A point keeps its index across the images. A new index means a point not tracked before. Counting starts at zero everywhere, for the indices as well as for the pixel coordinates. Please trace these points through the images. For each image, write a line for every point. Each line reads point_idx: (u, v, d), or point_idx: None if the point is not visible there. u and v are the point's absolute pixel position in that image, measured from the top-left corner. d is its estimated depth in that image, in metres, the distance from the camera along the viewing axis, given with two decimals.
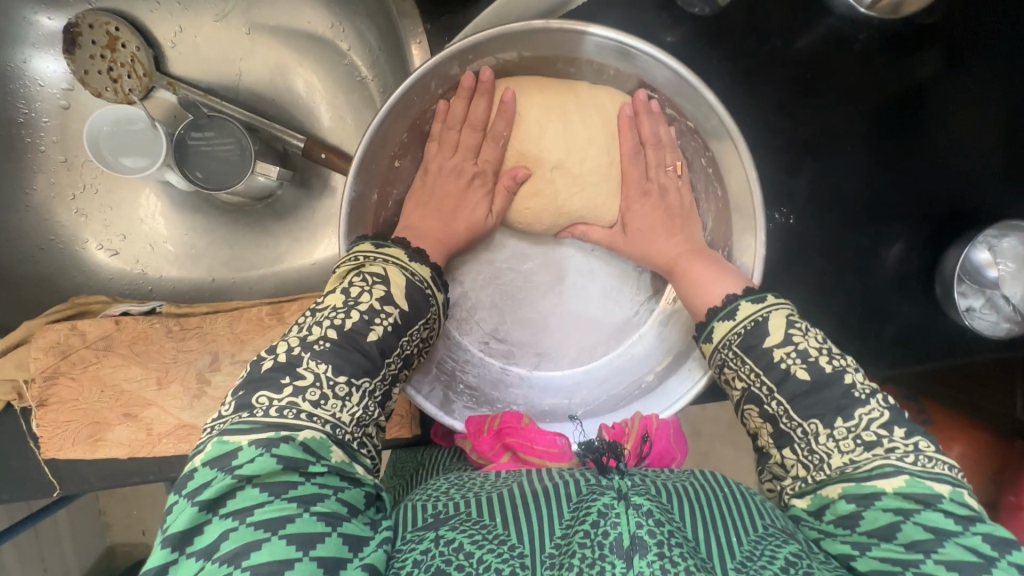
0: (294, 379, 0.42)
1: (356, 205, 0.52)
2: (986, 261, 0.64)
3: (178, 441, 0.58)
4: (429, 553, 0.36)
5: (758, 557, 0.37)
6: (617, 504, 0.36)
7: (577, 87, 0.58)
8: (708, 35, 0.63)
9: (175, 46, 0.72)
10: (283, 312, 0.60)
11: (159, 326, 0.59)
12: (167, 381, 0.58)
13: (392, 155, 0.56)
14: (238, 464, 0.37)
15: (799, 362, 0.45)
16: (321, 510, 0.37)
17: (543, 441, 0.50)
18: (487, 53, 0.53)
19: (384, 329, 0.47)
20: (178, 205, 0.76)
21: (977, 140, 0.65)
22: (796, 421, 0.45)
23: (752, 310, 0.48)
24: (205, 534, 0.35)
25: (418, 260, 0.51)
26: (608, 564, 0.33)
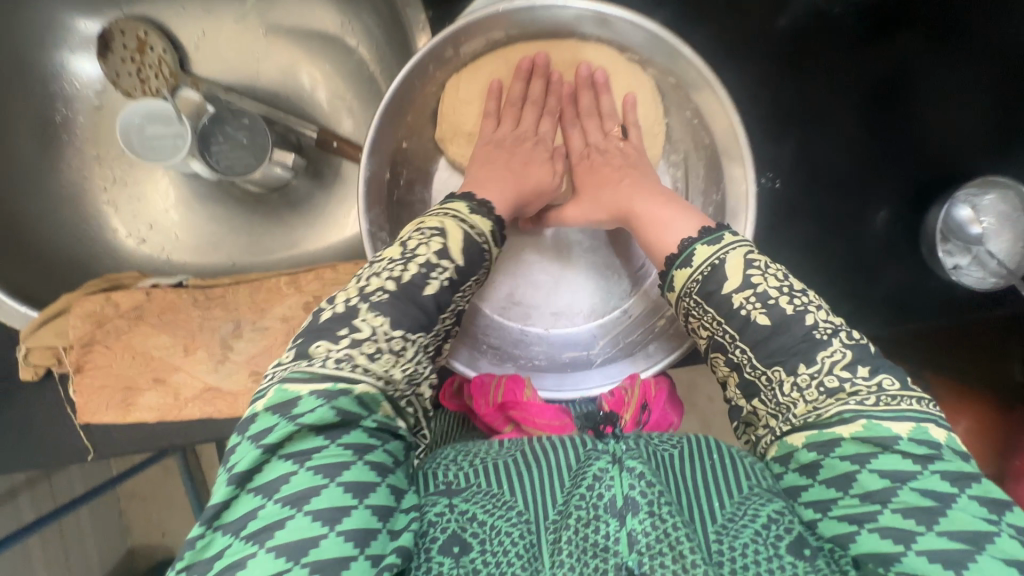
0: (351, 331, 0.43)
1: (371, 184, 0.56)
2: (968, 217, 0.66)
3: (204, 404, 0.62)
4: (444, 517, 0.41)
5: (740, 518, 0.42)
6: (612, 467, 0.41)
7: (559, 45, 0.63)
8: (689, 13, 0.67)
9: (198, 48, 0.78)
10: (300, 281, 0.64)
11: (186, 297, 0.63)
12: (193, 347, 0.62)
13: (400, 137, 0.60)
14: (299, 413, 0.39)
15: (759, 306, 0.47)
16: (373, 459, 0.40)
17: (545, 416, 0.58)
18: (478, 33, 0.58)
19: (442, 282, 0.48)
20: (202, 193, 0.81)
21: (960, 108, 0.67)
22: (759, 368, 0.47)
23: (707, 254, 0.50)
24: (265, 473, 0.38)
25: (478, 216, 0.53)
26: (602, 522, 0.39)
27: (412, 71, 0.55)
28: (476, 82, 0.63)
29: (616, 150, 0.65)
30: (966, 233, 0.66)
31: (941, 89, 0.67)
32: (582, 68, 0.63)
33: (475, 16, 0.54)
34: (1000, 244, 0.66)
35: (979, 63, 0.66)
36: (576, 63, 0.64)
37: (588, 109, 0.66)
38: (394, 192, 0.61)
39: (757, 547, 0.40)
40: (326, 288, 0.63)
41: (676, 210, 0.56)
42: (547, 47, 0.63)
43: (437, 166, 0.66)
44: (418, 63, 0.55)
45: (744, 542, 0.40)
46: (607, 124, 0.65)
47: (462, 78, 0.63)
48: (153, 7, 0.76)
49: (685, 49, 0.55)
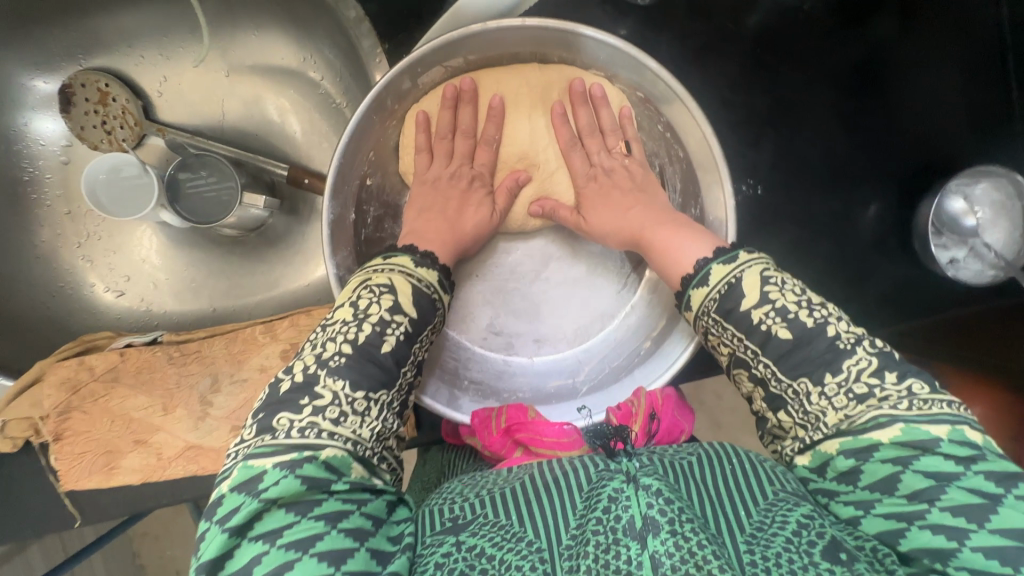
0: (313, 399, 0.44)
1: (336, 226, 0.55)
2: (962, 210, 0.63)
3: (188, 462, 0.61)
4: (452, 557, 0.40)
5: (769, 526, 0.39)
6: (628, 486, 0.38)
7: (525, 70, 0.60)
8: (654, 22, 0.64)
9: (162, 94, 0.77)
10: (275, 329, 0.62)
11: (160, 354, 0.62)
12: (172, 406, 0.61)
13: (362, 173, 0.58)
14: (264, 487, 0.40)
15: (779, 321, 0.45)
16: (348, 525, 0.40)
17: (551, 433, 0.53)
18: (435, 63, 0.56)
19: (397, 339, 0.48)
20: (176, 240, 0.80)
21: (945, 95, 0.64)
22: (785, 382, 0.45)
23: (723, 272, 0.48)
24: (236, 557, 0.39)
25: (425, 264, 0.53)
26: (623, 547, 0.35)
27: (372, 103, 0.53)
28: (441, 109, 0.60)
29: (587, 173, 0.62)
30: (958, 224, 0.63)
31: (923, 68, 0.65)
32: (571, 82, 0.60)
33: (430, 45, 0.52)
34: (999, 234, 0.63)
35: (944, 41, 0.65)
36: (548, 88, 0.61)
37: (588, 127, 0.62)
38: (361, 231, 0.60)
39: (792, 556, 0.37)
40: (301, 334, 0.61)
41: (669, 246, 0.54)
42: (511, 72, 0.60)
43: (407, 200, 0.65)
44: (377, 97, 0.53)
45: (776, 551, 0.37)
46: (610, 139, 0.62)
47: (426, 110, 0.60)
48: (111, 58, 0.75)
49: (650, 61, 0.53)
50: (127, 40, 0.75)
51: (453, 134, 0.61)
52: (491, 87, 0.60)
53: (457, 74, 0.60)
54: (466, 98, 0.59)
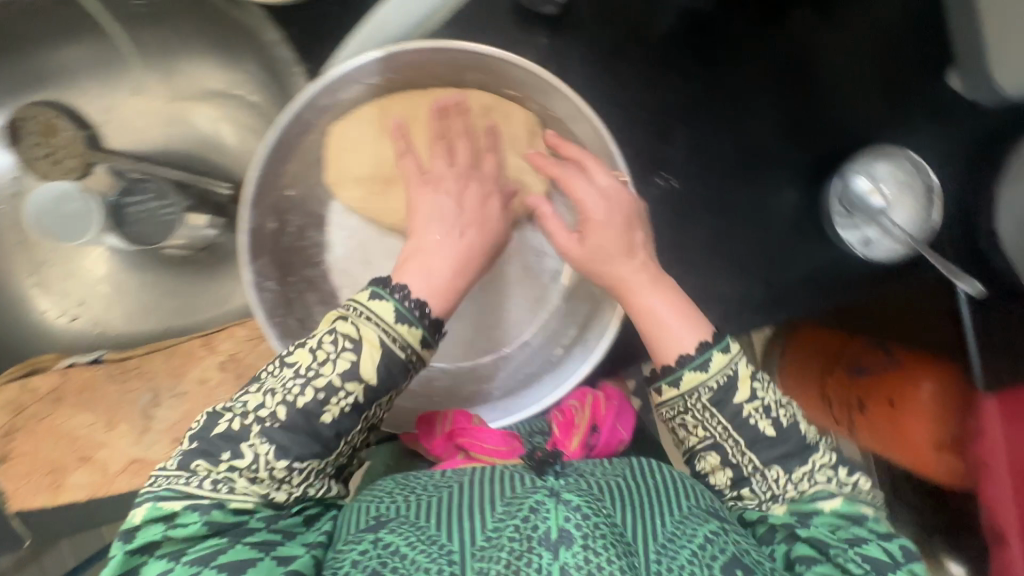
0: (233, 456, 0.45)
1: (255, 237, 0.59)
2: (867, 189, 0.67)
3: (131, 476, 0.62)
4: (366, 555, 0.42)
5: (679, 537, 0.44)
6: (549, 499, 0.42)
7: (443, 91, 0.62)
8: (563, 27, 0.67)
9: (106, 122, 0.79)
10: (213, 342, 0.64)
11: (102, 372, 0.64)
12: (115, 422, 0.63)
13: (283, 184, 0.62)
14: (170, 521, 0.43)
15: (764, 417, 0.49)
16: (254, 539, 0.44)
17: (492, 440, 0.58)
18: (351, 82, 0.59)
19: (340, 409, 0.47)
20: (127, 263, 0.82)
21: (835, 90, 0.69)
22: (758, 467, 0.50)
23: (724, 361, 0.49)
24: (143, 573, 0.43)
25: (402, 326, 0.49)
26: (535, 555, 0.39)
27: (290, 123, 0.58)
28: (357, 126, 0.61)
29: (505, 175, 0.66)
30: (863, 203, 0.67)
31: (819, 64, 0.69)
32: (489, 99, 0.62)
33: (346, 67, 0.56)
34: (900, 213, 0.67)
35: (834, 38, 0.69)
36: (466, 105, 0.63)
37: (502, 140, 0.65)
38: (281, 240, 0.63)
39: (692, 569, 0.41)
40: (237, 345, 0.64)
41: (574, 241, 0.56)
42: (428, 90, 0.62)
43: (331, 211, 0.64)
44: (294, 117, 0.57)
45: (680, 563, 0.41)
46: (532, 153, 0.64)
47: (342, 130, 0.62)
48: (53, 91, 0.78)
49: (541, 69, 0.57)
50: (67, 73, 0.77)
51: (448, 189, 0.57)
52: (402, 106, 0.62)
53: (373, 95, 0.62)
54: (378, 116, 0.61)
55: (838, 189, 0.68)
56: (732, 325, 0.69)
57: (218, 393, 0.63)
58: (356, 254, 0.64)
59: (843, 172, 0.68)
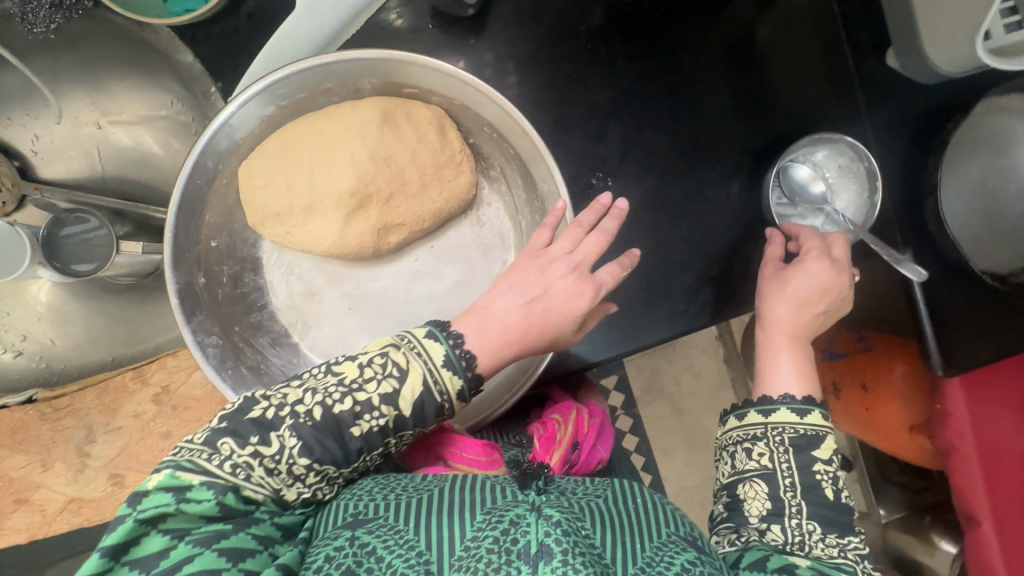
0: (261, 442, 0.45)
1: (185, 292, 0.56)
2: (808, 176, 0.66)
3: (71, 515, 0.61)
4: (342, 552, 0.42)
5: (657, 562, 0.44)
6: (530, 514, 0.41)
7: (348, 109, 0.58)
8: (483, 30, 0.65)
9: (36, 153, 0.78)
10: (145, 374, 0.63)
11: (32, 412, 0.62)
12: (51, 462, 0.61)
13: (204, 234, 0.59)
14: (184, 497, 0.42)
15: (830, 483, 0.55)
16: (258, 532, 0.43)
17: (473, 451, 0.57)
18: (252, 115, 0.57)
19: (369, 428, 0.47)
20: (69, 294, 0.80)
21: (760, 80, 0.68)
22: (798, 513, 0.53)
23: (820, 421, 0.57)
24: (141, 545, 0.40)
25: (450, 370, 0.49)
26: (513, 569, 0.37)
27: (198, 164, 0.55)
28: (263, 155, 0.58)
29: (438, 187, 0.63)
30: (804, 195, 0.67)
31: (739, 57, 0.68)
32: (404, 107, 0.59)
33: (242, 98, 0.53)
34: (845, 201, 0.66)
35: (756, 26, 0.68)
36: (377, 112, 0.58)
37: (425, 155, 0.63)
38: (217, 293, 0.61)
39: None
40: (172, 375, 0.62)
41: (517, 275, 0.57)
42: (329, 112, 0.58)
43: (263, 249, 0.64)
44: (197, 162, 0.55)
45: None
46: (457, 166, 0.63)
47: (253, 164, 0.58)
48: None
49: (443, 64, 0.54)
50: None
51: (528, 269, 0.56)
52: (310, 126, 0.58)
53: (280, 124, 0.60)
54: (288, 139, 0.58)
55: (780, 176, 0.66)
56: (683, 326, 0.67)
57: (155, 424, 0.62)
58: (298, 288, 0.64)
59: (784, 160, 0.66)
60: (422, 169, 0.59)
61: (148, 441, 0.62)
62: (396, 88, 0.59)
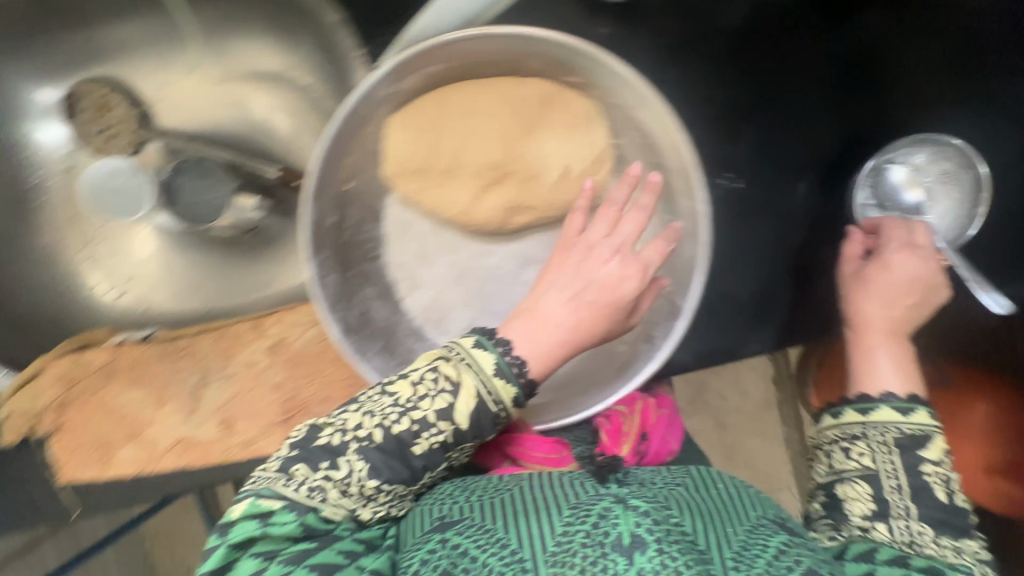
0: (330, 467, 0.47)
1: (316, 233, 0.57)
2: (902, 178, 0.67)
3: (179, 454, 0.62)
4: (436, 554, 0.43)
5: (751, 548, 0.43)
6: (617, 506, 0.41)
7: (504, 84, 0.59)
8: (630, 18, 0.64)
9: (159, 99, 0.79)
10: (262, 325, 0.64)
11: (152, 350, 0.64)
12: (165, 400, 0.63)
13: (342, 179, 0.59)
14: (270, 522, 0.45)
15: (941, 484, 0.53)
16: (343, 546, 0.46)
17: (542, 450, 0.57)
18: (407, 72, 0.56)
19: (428, 445, 0.48)
20: (174, 241, 0.82)
21: (904, 98, 0.66)
22: (907, 512, 0.51)
23: (928, 420, 0.55)
24: (236, 568, 0.44)
25: (501, 377, 0.49)
26: (610, 561, 0.38)
27: (355, 106, 0.55)
28: (411, 116, 0.59)
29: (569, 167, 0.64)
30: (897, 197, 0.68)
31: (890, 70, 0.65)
32: (557, 91, 0.59)
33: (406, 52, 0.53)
34: (943, 210, 0.67)
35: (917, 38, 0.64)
36: (529, 92, 0.59)
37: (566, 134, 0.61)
38: (344, 249, 0.61)
39: None
40: (289, 329, 0.63)
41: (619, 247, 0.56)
42: (483, 84, 0.59)
43: (388, 204, 0.63)
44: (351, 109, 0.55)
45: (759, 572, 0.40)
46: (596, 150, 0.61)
47: (400, 122, 0.59)
48: (109, 66, 0.77)
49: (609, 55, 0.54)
50: (125, 49, 0.77)
51: (566, 262, 0.55)
52: (461, 95, 0.59)
53: (434, 87, 0.60)
54: (446, 105, 0.59)
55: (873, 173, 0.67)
56: (783, 334, 0.68)
57: (267, 375, 0.63)
58: (413, 250, 0.64)
59: (880, 159, 0.67)
60: (566, 156, 0.59)
61: (259, 390, 0.63)
62: (556, 74, 0.59)
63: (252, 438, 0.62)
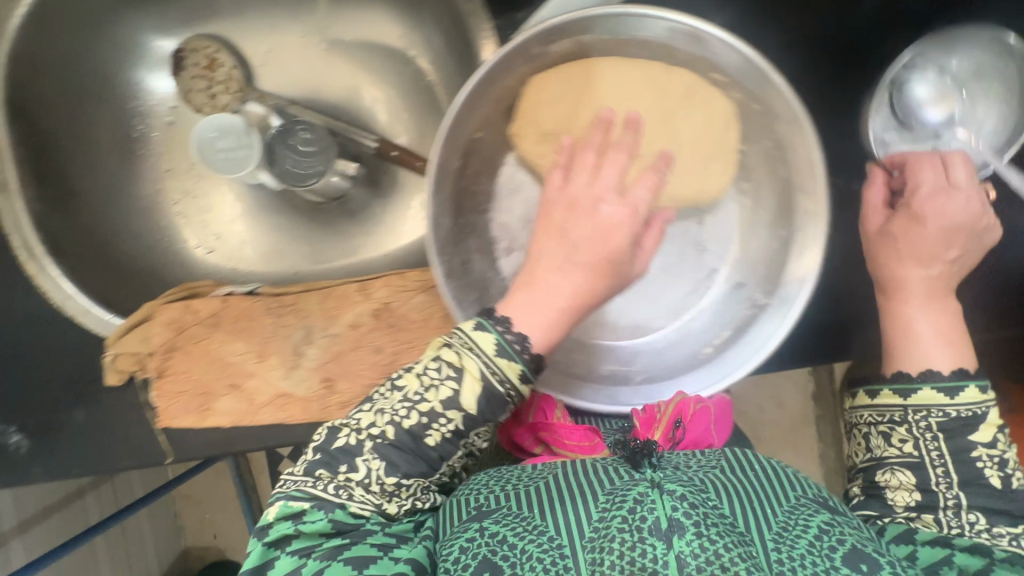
0: (349, 469, 0.49)
1: (438, 173, 0.55)
2: (927, 99, 0.63)
3: (277, 409, 0.63)
4: (476, 542, 0.44)
5: (792, 526, 0.44)
6: (652, 491, 0.43)
7: (649, 66, 0.59)
8: (764, 10, 0.64)
9: (264, 63, 0.79)
10: (369, 288, 0.65)
11: (259, 304, 0.65)
12: (267, 355, 0.63)
13: (472, 128, 0.58)
14: (303, 522, 0.48)
15: (993, 467, 0.52)
16: (376, 540, 0.47)
17: (574, 436, 0.56)
18: (562, 35, 0.55)
19: (441, 435, 0.49)
20: (265, 201, 0.81)
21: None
22: (954, 497, 0.51)
23: (976, 398, 0.52)
24: (275, 566, 0.47)
25: (506, 358, 0.49)
26: (648, 546, 0.39)
27: (500, 62, 0.53)
28: (553, 81, 0.59)
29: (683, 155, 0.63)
30: (919, 121, 0.63)
31: None
32: (697, 79, 0.59)
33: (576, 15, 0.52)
34: (981, 125, 0.63)
35: None
36: (669, 78, 0.59)
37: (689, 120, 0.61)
38: (460, 218, 0.61)
39: (815, 558, 0.41)
40: (395, 295, 0.64)
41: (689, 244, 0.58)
42: (627, 62, 0.59)
43: (506, 162, 0.63)
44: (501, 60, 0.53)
45: (800, 552, 0.42)
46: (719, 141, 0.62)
47: (543, 82, 0.59)
48: (222, 25, 0.77)
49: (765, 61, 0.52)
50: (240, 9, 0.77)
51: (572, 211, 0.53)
52: (605, 69, 0.59)
53: (578, 55, 0.59)
54: (591, 75, 0.59)
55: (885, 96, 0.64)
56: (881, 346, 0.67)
57: (371, 338, 0.63)
58: (518, 213, 0.64)
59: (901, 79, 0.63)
60: (695, 152, 0.61)
61: (361, 352, 0.63)
62: (702, 66, 0.58)
63: (353, 399, 0.62)
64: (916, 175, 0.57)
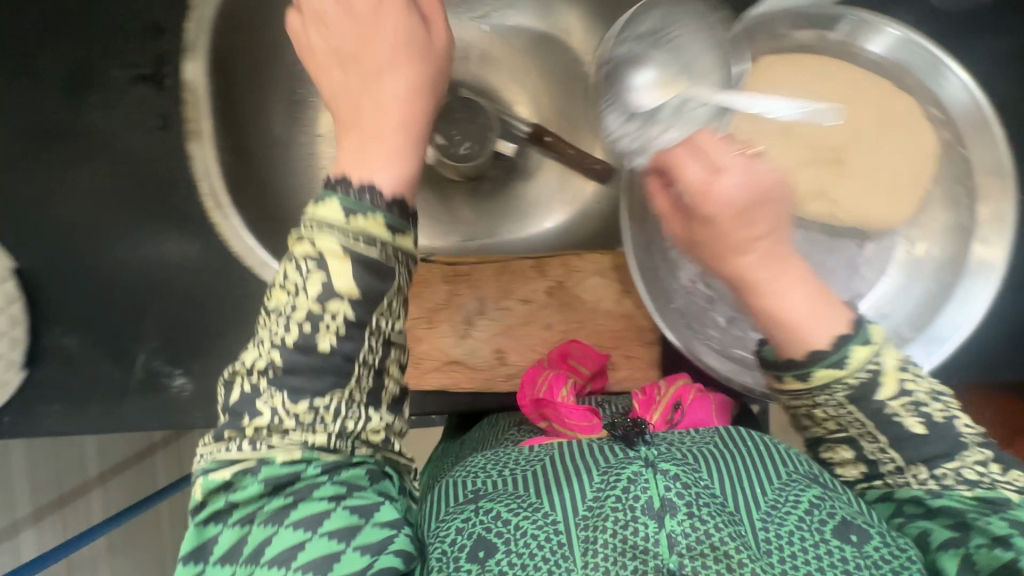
0: (253, 415, 0.40)
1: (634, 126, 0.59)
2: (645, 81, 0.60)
3: (444, 375, 0.64)
4: (470, 522, 0.40)
5: (783, 504, 0.40)
6: (647, 470, 0.40)
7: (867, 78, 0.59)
8: (975, 26, 0.63)
9: None
10: (544, 266, 0.66)
11: (437, 270, 0.66)
12: (437, 321, 0.65)
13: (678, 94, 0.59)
14: (233, 489, 0.40)
15: (910, 414, 0.45)
16: (328, 491, 0.40)
17: (574, 416, 0.52)
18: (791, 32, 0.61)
19: (335, 335, 0.41)
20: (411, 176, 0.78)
21: None
22: (890, 455, 0.46)
23: (865, 356, 0.45)
24: (221, 542, 0.40)
25: (359, 213, 0.41)
26: (641, 524, 0.37)
27: None
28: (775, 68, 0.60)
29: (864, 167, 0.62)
30: (634, 108, 0.59)
31: None
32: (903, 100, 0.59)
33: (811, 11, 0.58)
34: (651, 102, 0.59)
35: None
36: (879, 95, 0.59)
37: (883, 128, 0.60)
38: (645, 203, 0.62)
39: (804, 534, 0.39)
40: (569, 274, 0.65)
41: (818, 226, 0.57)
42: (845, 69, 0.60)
43: None
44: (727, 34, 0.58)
45: (788, 530, 0.39)
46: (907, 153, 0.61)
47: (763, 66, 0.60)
48: None
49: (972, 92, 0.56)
50: None
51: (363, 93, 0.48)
52: (825, 69, 0.60)
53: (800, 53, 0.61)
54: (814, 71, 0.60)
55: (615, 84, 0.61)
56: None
57: (542, 315, 0.65)
58: None
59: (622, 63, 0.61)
60: (891, 172, 0.60)
61: (531, 327, 0.65)
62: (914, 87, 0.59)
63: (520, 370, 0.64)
64: (684, 172, 0.51)
